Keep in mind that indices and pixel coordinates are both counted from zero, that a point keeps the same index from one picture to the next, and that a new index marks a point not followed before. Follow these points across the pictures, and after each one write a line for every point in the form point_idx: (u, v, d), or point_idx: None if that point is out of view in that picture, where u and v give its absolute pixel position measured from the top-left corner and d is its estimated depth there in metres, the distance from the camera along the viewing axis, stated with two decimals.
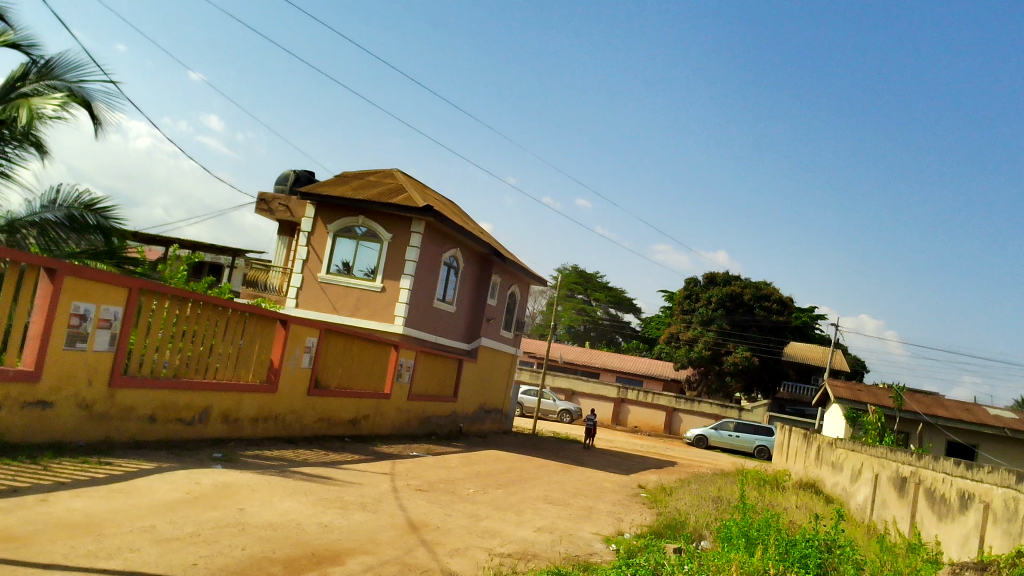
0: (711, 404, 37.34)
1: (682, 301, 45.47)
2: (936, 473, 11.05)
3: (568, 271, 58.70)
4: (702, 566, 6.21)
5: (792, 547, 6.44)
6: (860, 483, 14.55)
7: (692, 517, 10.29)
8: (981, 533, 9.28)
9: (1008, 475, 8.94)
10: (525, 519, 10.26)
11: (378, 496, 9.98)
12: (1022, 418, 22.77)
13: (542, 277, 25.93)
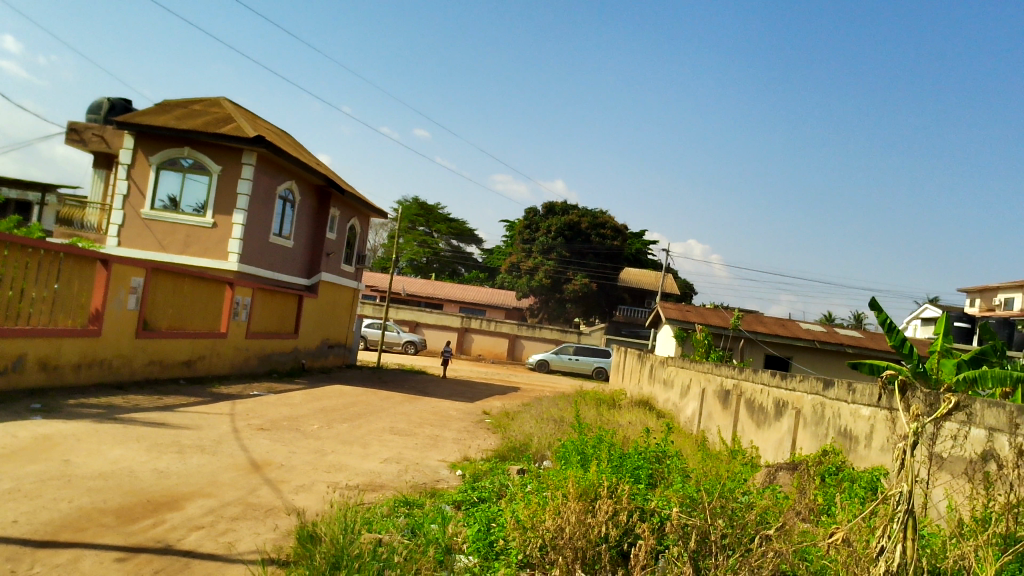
0: (552, 330, 38.53)
1: (522, 231, 45.94)
2: (754, 384, 11.96)
3: (408, 203, 57.61)
4: (541, 484, 6.53)
5: (624, 460, 6.84)
6: (689, 398, 15.53)
7: (535, 440, 10.65)
8: (793, 437, 10.18)
9: (815, 383, 9.78)
10: (372, 451, 10.28)
11: (218, 439, 9.68)
12: (828, 331, 25.00)
13: (382, 210, 25.52)
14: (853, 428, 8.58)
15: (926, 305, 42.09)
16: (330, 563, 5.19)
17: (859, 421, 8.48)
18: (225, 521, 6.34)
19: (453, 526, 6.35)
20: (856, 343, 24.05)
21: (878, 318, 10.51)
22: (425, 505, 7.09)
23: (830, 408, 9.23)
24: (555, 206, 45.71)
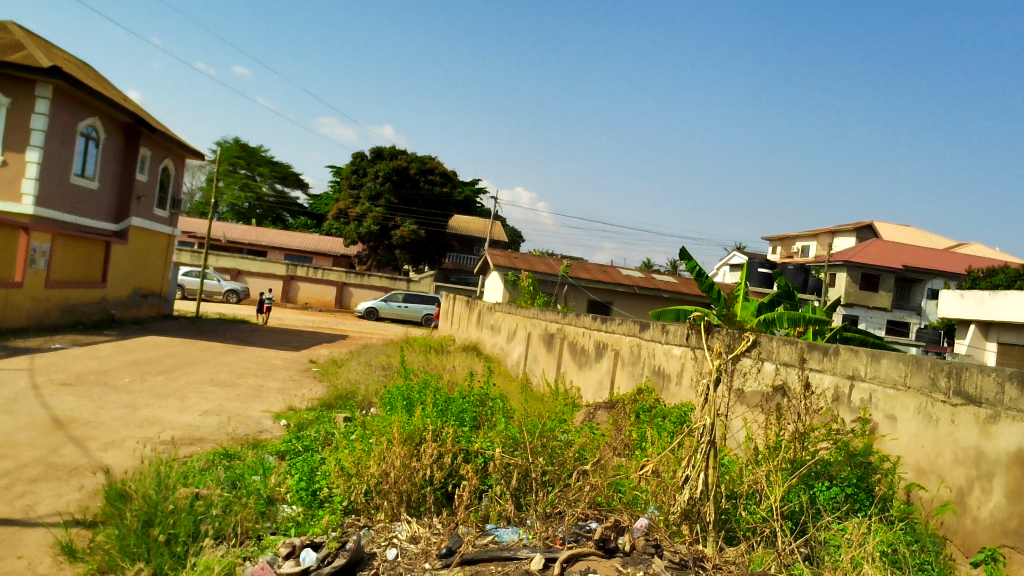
0: (381, 278, 38.19)
1: (350, 176, 44.78)
2: (576, 328, 12.42)
3: (228, 144, 54.93)
4: (365, 431, 6.52)
5: (449, 403, 6.94)
6: (515, 341, 15.92)
7: (362, 387, 10.59)
8: (611, 376, 10.69)
9: (632, 326, 10.27)
10: (190, 404, 9.85)
11: (13, 396, 8.93)
12: (646, 276, 26.30)
13: (198, 151, 24.09)
14: (666, 367, 9.10)
15: (734, 252, 45.08)
16: (142, 520, 4.95)
17: (670, 359, 9.01)
18: (22, 483, 5.90)
19: (276, 477, 6.25)
20: (672, 289, 25.46)
21: (689, 265, 11.14)
22: (247, 456, 6.90)
23: (646, 348, 9.74)
24: (382, 151, 44.89)
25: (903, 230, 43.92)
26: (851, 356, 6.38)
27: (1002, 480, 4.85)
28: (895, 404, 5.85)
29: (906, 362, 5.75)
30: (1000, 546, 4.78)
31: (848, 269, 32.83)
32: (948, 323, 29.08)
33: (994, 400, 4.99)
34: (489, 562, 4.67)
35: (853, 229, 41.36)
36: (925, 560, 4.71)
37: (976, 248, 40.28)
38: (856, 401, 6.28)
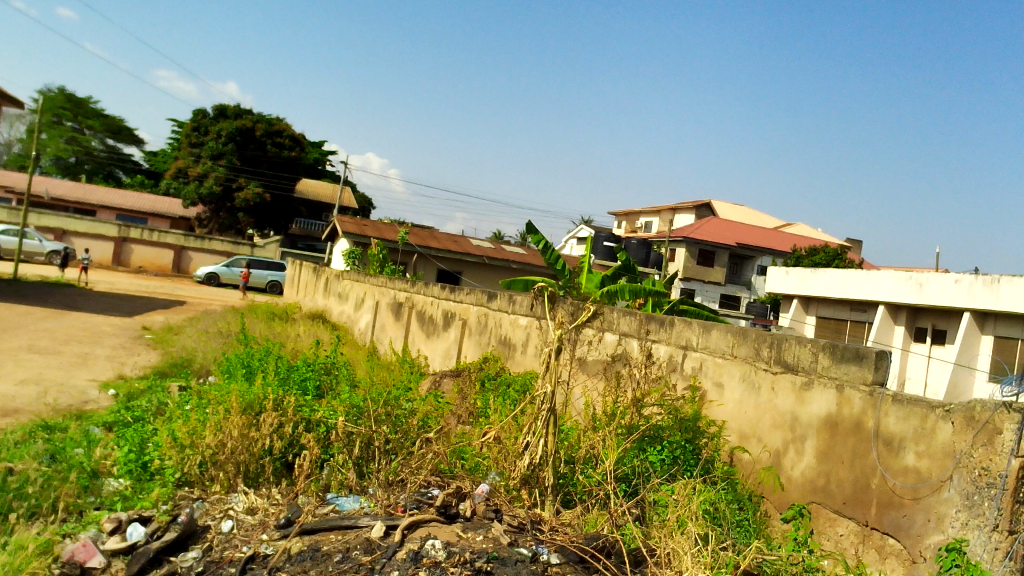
0: (223, 242, 36.69)
1: (190, 133, 42.39)
2: (424, 297, 12.40)
3: (51, 93, 50.75)
4: (201, 400, 6.28)
5: (291, 371, 6.79)
6: (363, 309, 15.71)
7: (199, 355, 10.17)
8: (458, 346, 10.77)
9: (480, 296, 10.37)
10: (4, 373, 9.13)
11: None
12: (495, 247, 26.56)
13: (16, 99, 22.11)
14: (512, 336, 9.26)
15: (580, 226, 46.23)
16: None
17: (516, 329, 9.17)
18: None
19: (101, 450, 5.92)
20: (520, 260, 25.86)
21: (537, 239, 11.32)
22: (70, 428, 6.49)
23: (493, 318, 9.87)
24: (227, 109, 42.78)
25: (737, 209, 46.40)
26: (684, 327, 6.71)
27: (813, 443, 5.26)
28: (723, 373, 6.22)
29: (734, 333, 6.11)
30: (809, 502, 5.20)
31: (686, 246, 34.42)
32: (774, 298, 31.08)
33: (809, 368, 5.39)
34: (329, 531, 4.62)
35: (692, 207, 43.31)
36: (743, 518, 5.05)
37: (802, 228, 43.17)
38: (688, 369, 6.62)
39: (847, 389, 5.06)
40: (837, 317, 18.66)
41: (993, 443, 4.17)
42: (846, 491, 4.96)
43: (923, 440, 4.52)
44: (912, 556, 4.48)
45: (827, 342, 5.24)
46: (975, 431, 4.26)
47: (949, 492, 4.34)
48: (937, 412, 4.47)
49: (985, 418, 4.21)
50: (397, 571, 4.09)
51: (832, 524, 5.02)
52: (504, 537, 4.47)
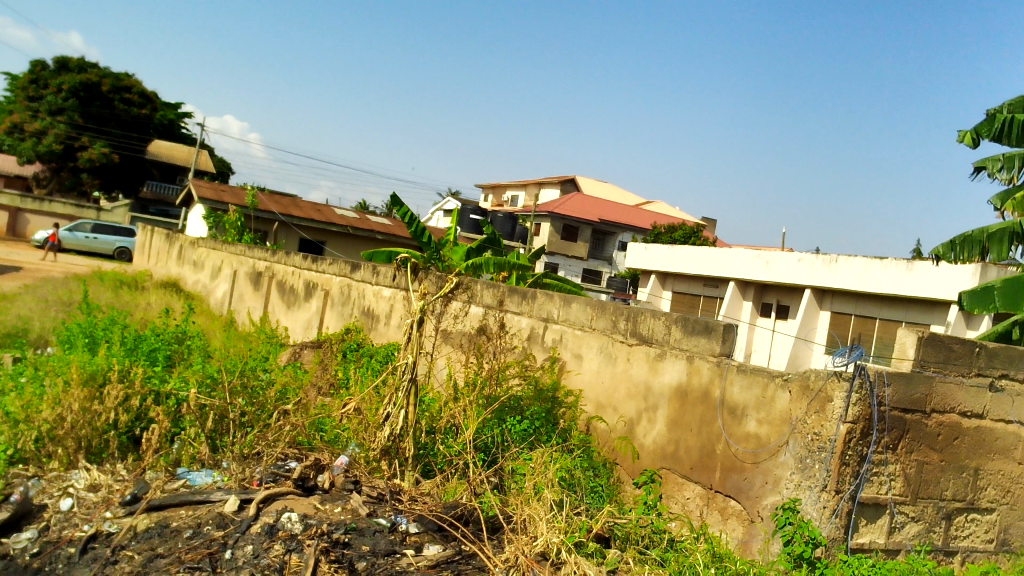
0: (65, 204, 34.33)
1: (26, 86, 39.13)
2: (285, 266, 12.06)
3: None
4: (37, 372, 5.89)
5: (139, 342, 6.46)
6: (219, 278, 15.13)
7: (36, 325, 9.51)
8: (320, 317, 10.56)
9: (342, 266, 10.19)
10: None
11: None
12: (360, 217, 26.10)
13: None
14: (376, 307, 9.16)
15: (447, 198, 46.08)
16: None
17: (380, 300, 9.07)
18: None
19: None
20: (386, 231, 25.57)
21: (402, 211, 11.19)
22: None
23: (356, 288, 9.72)
24: (68, 61, 39.53)
25: (601, 185, 47.52)
26: (545, 300, 6.85)
27: (664, 411, 5.51)
28: (581, 344, 6.39)
29: (592, 307, 6.29)
30: (659, 468, 5.45)
31: (551, 220, 34.98)
32: (633, 273, 32.11)
33: (662, 340, 5.62)
34: (179, 506, 4.46)
35: (558, 182, 44.00)
36: (597, 483, 5.23)
37: (661, 205, 44.73)
38: (548, 340, 6.77)
39: (696, 360, 5.31)
40: (692, 293, 19.47)
41: (825, 409, 4.49)
42: (693, 457, 5.22)
43: (764, 408, 4.82)
44: (751, 516, 4.78)
45: (679, 315, 5.47)
46: (810, 399, 4.57)
47: (785, 455, 4.64)
48: (776, 381, 4.77)
49: (818, 386, 4.52)
50: (251, 545, 4.01)
51: (679, 487, 5.29)
52: (362, 509, 4.45)
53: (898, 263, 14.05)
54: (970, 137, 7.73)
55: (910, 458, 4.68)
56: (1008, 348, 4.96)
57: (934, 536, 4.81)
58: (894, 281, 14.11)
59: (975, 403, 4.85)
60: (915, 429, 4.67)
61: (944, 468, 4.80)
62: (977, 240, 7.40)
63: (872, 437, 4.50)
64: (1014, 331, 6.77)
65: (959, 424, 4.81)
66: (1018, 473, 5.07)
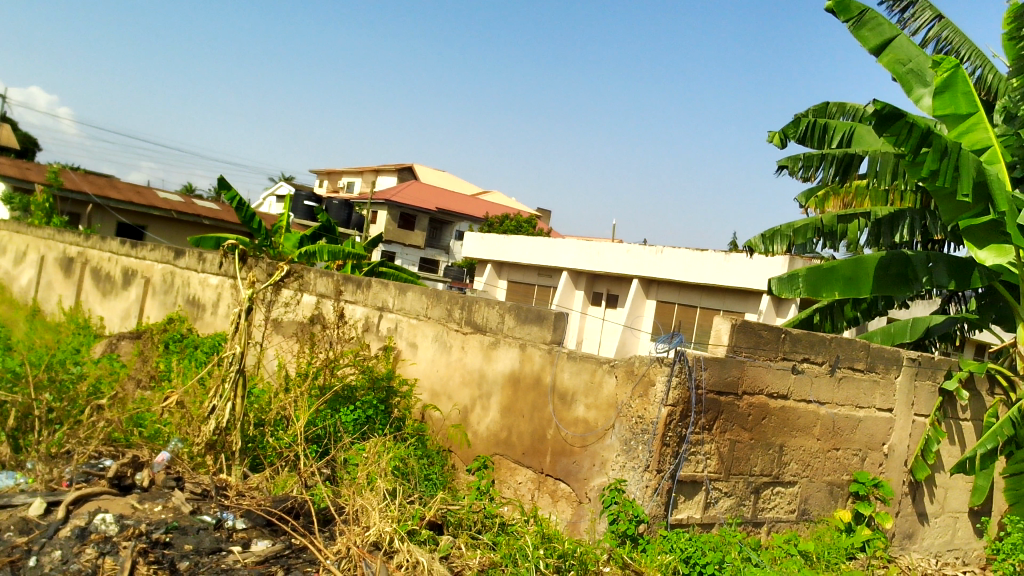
0: None
1: None
2: (100, 252, 11.26)
3: None
4: None
5: None
6: (23, 264, 13.91)
7: None
8: (140, 306, 9.95)
9: (165, 253, 9.64)
10: None
11: None
12: (186, 201, 24.77)
13: None
14: (201, 296, 8.74)
15: (279, 184, 44.53)
16: None
17: (206, 289, 8.66)
18: None
19: None
20: (213, 216, 24.39)
21: (231, 196, 10.72)
22: None
23: (179, 276, 9.23)
24: None
25: (438, 174, 47.51)
26: (380, 289, 6.78)
27: (498, 398, 5.60)
28: (416, 333, 6.38)
29: (427, 295, 6.29)
30: (492, 454, 5.54)
31: (388, 208, 34.59)
32: (469, 262, 32.35)
33: (496, 329, 5.71)
34: None
35: (395, 169, 43.56)
36: (431, 472, 5.25)
37: (497, 196, 45.29)
38: (383, 329, 6.72)
39: (528, 348, 5.44)
40: (526, 281, 19.83)
41: (648, 393, 4.73)
42: (525, 443, 5.35)
43: (592, 393, 5.01)
44: (579, 497, 4.95)
45: (512, 304, 5.57)
46: (634, 383, 4.80)
47: (611, 438, 4.85)
48: (603, 366, 4.97)
49: (642, 371, 4.76)
50: (58, 550, 3.74)
51: (512, 472, 5.41)
52: (184, 506, 4.26)
53: (717, 253, 14.89)
54: (777, 138, 8.28)
55: (724, 437, 5.00)
56: (810, 334, 5.39)
57: (743, 509, 5.17)
58: (714, 271, 14.97)
59: (781, 384, 5.25)
60: (728, 410, 5.00)
61: (753, 446, 5.17)
62: (784, 234, 7.97)
63: (690, 419, 4.78)
64: (815, 317, 7.43)
65: (766, 404, 5.20)
66: (817, 448, 5.53)
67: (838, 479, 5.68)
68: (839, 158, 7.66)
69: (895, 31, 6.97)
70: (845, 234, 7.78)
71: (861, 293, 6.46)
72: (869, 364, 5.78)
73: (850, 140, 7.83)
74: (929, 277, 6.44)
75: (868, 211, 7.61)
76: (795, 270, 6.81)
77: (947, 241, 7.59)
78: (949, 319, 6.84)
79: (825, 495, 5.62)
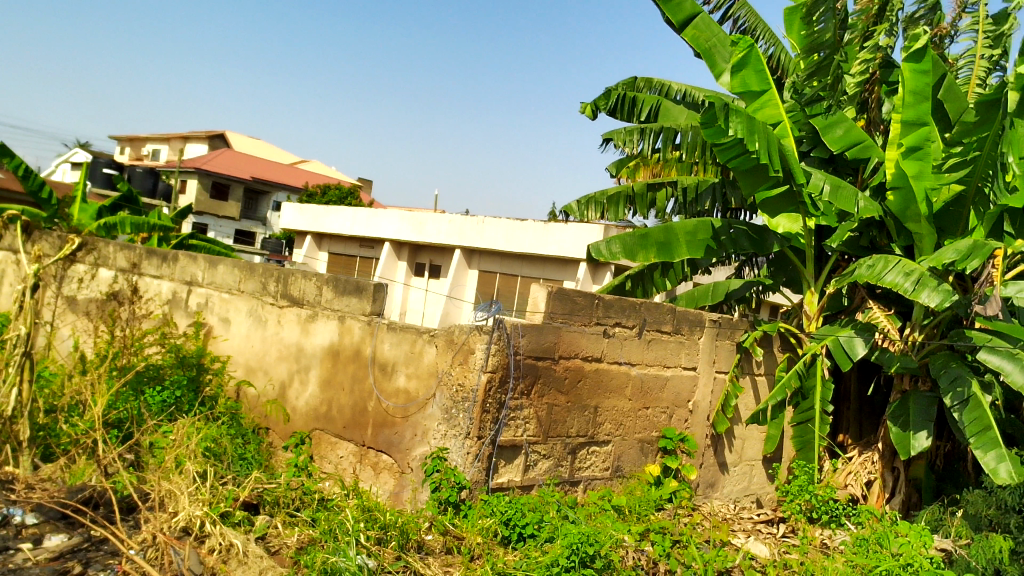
0: None
1: None
2: None
3: None
4: None
5: None
6: None
7: None
8: None
9: None
10: None
11: None
12: None
13: None
14: None
15: (73, 150, 41.00)
16: None
17: None
18: None
19: None
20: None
21: (15, 164, 9.75)
22: None
23: None
24: None
25: (253, 141, 45.43)
26: (188, 262, 6.42)
27: (316, 372, 5.47)
28: (228, 308, 6.10)
29: (240, 269, 6.02)
30: (311, 429, 5.42)
31: (199, 177, 32.73)
32: (288, 235, 31.32)
33: (313, 301, 5.56)
34: None
35: (205, 137, 41.22)
36: (246, 451, 5.05)
37: (315, 165, 44.02)
38: (192, 305, 6.37)
39: (347, 320, 5.33)
40: (348, 253, 19.39)
41: (467, 361, 4.79)
42: (345, 416, 5.26)
43: (412, 363, 5.00)
44: (401, 468, 4.95)
45: (329, 275, 5.44)
46: (454, 352, 4.85)
47: (432, 408, 4.88)
48: (423, 336, 4.97)
49: (461, 340, 4.80)
50: None
51: (332, 447, 5.32)
52: None
53: (536, 223, 15.23)
54: (589, 109, 8.52)
55: (542, 401, 5.15)
56: (620, 299, 5.63)
57: (560, 469, 5.35)
58: (534, 241, 15.32)
59: (594, 348, 5.45)
60: (545, 374, 5.14)
61: (570, 408, 5.35)
62: (598, 204, 8.22)
63: (508, 385, 4.87)
64: (627, 284, 7.76)
65: (581, 367, 5.38)
66: (628, 408, 5.81)
67: (647, 436, 6.01)
68: (655, 129, 7.98)
69: (698, 9, 7.26)
70: (654, 204, 8.15)
71: (673, 256, 6.87)
72: (675, 327, 6.12)
73: (657, 113, 8.18)
74: (732, 244, 6.96)
75: (674, 180, 8.07)
76: (609, 236, 6.98)
77: (743, 210, 8.10)
78: (746, 283, 7.34)
79: (636, 452, 5.92)
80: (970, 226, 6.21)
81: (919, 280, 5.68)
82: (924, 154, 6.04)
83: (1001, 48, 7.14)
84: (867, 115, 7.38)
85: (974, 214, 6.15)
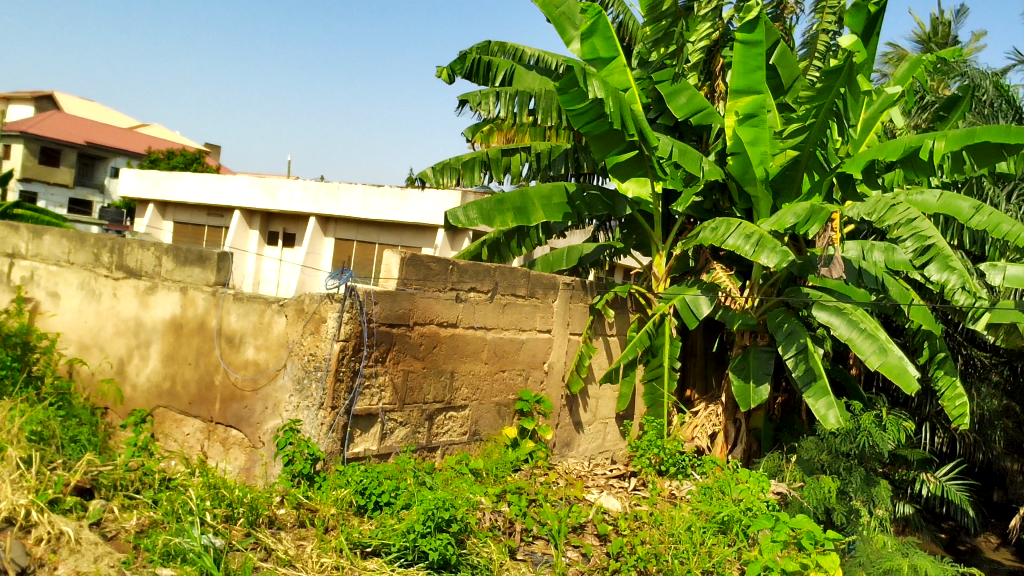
0: None
1: None
2: None
3: None
4: None
5: None
6: None
7: None
8: None
9: None
10: None
11: None
12: None
13: None
14: None
15: None
16: None
17: None
18: None
19: None
20: None
21: None
22: None
23: None
24: None
25: (85, 103, 42.38)
26: (9, 233, 5.95)
27: (157, 347, 5.18)
28: (56, 281, 5.68)
29: (68, 239, 5.61)
30: (153, 408, 5.16)
31: (24, 142, 30.28)
32: (128, 204, 29.59)
33: (151, 272, 5.25)
34: None
35: (30, 98, 38.10)
36: (80, 432, 4.74)
37: (156, 130, 41.62)
38: (15, 279, 5.90)
39: (189, 291, 5.06)
40: (194, 222, 18.43)
41: (319, 330, 4.67)
42: (190, 391, 5.02)
43: (261, 334, 4.82)
44: (252, 442, 4.79)
45: (169, 245, 5.16)
46: (305, 321, 4.71)
47: (283, 379, 4.72)
48: (272, 307, 4.80)
49: (312, 309, 4.68)
50: None
51: (177, 425, 5.08)
52: None
53: (392, 191, 15.01)
54: (445, 73, 8.40)
55: (397, 367, 5.09)
56: (474, 264, 5.64)
57: (417, 436, 5.32)
58: (390, 208, 15.09)
59: (449, 313, 5.44)
60: (400, 341, 5.09)
61: (426, 374, 5.33)
62: (453, 167, 8.03)
63: (362, 353, 4.78)
64: (484, 251, 7.73)
65: (436, 333, 5.36)
66: (484, 372, 5.84)
67: (504, 399, 6.07)
68: (510, 93, 7.96)
69: None
70: (509, 168, 8.15)
71: (530, 220, 6.92)
72: (529, 291, 6.20)
73: (511, 78, 8.17)
74: (586, 207, 7.10)
75: (528, 145, 8.11)
76: (465, 202, 6.92)
77: (596, 173, 8.27)
78: (598, 247, 7.51)
79: (493, 415, 5.97)
80: (803, 190, 6.57)
81: (759, 242, 5.96)
82: (759, 121, 6.26)
83: (835, 20, 7.54)
84: (713, 82, 7.62)
85: (807, 178, 6.49)
